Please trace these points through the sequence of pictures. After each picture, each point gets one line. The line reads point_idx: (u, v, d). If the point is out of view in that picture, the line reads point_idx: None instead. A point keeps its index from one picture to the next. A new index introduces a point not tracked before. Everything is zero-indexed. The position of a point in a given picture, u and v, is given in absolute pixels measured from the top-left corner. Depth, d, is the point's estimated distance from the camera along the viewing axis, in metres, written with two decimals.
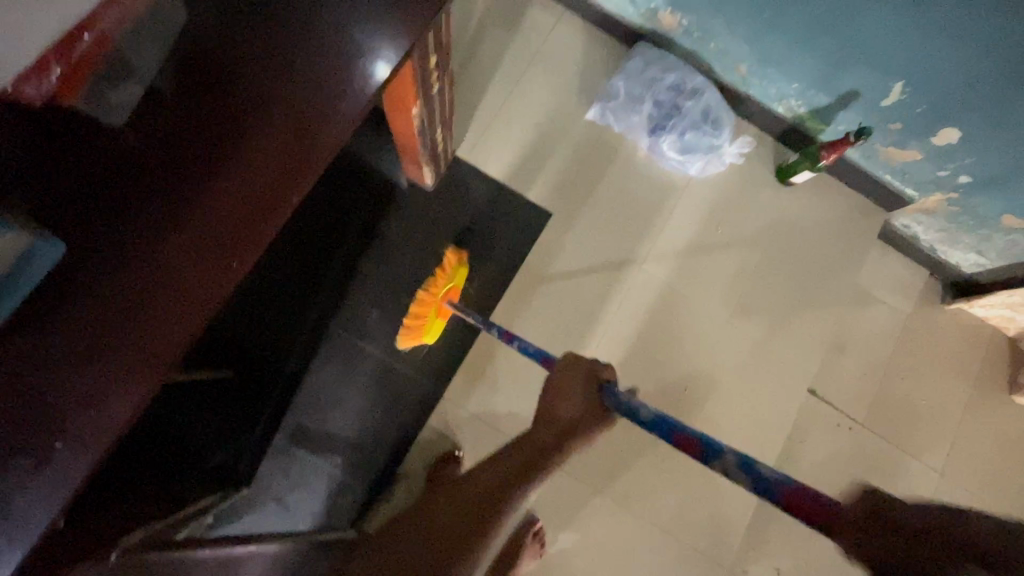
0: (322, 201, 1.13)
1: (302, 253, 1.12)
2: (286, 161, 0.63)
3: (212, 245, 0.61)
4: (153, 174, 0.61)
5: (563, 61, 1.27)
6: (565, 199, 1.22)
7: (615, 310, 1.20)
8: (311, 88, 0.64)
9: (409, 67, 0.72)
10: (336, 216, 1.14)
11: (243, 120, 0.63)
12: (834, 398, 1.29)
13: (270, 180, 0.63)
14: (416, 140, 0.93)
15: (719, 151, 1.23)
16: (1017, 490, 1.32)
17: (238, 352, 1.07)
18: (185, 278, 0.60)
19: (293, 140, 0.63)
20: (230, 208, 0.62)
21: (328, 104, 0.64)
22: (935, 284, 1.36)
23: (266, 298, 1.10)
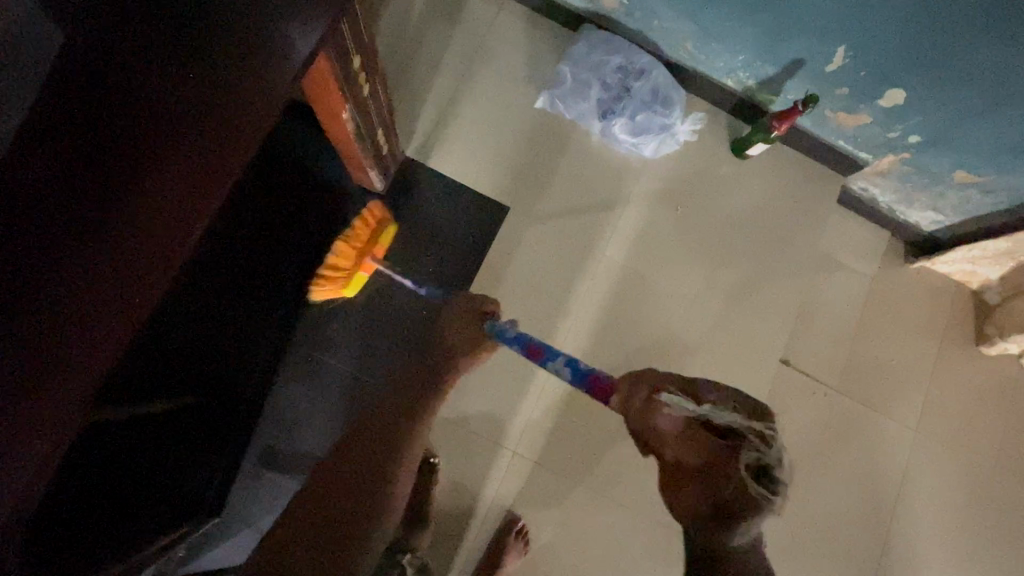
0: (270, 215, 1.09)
1: (244, 267, 1.07)
2: (215, 157, 0.60)
3: (146, 250, 0.56)
4: (40, 200, 0.52)
5: (507, 51, 1.24)
6: (521, 191, 1.20)
7: (581, 300, 1.19)
8: (232, 82, 0.60)
9: (325, 63, 0.69)
10: (277, 224, 1.08)
11: (159, 119, 0.57)
12: (806, 367, 1.29)
13: (201, 176, 0.59)
14: (354, 145, 0.90)
15: (671, 130, 1.23)
16: (991, 439, 1.35)
17: (194, 377, 1.03)
18: (120, 288, 0.55)
19: (219, 135, 0.60)
20: (158, 211, 0.57)
21: (254, 95, 0.61)
22: (898, 244, 1.37)
23: (214, 318, 1.05)
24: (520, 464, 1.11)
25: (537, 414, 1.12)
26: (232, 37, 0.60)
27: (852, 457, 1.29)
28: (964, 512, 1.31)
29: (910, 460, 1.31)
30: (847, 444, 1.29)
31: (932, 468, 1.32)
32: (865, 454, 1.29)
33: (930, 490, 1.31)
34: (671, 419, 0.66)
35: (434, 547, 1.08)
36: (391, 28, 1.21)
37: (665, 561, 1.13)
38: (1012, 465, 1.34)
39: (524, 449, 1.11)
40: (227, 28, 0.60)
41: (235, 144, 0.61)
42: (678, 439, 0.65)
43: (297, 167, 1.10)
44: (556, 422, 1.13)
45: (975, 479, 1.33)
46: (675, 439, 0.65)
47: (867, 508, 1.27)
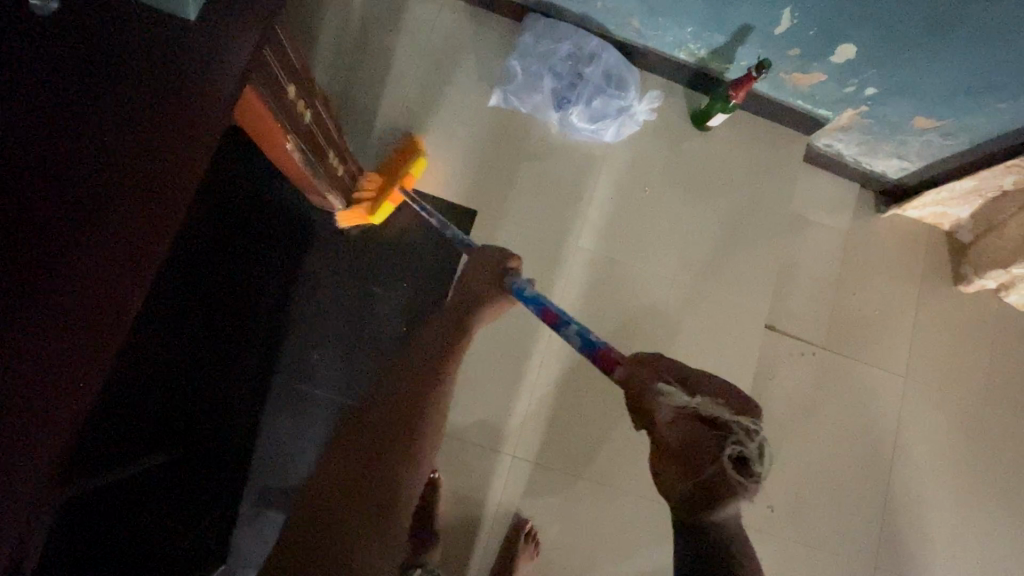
0: (233, 251, 1.06)
1: (212, 311, 1.05)
2: (153, 190, 0.50)
3: (92, 311, 0.46)
4: None
5: (454, 51, 1.21)
6: (487, 192, 1.18)
7: (561, 294, 1.18)
8: (160, 102, 0.51)
9: (255, 94, 0.65)
10: (242, 263, 1.07)
11: (80, 152, 0.47)
12: (791, 330, 1.31)
13: (143, 212, 0.49)
14: (306, 171, 0.88)
15: (630, 112, 1.21)
16: (979, 374, 1.37)
17: (178, 426, 1.01)
18: (66, 362, 0.45)
19: (154, 162, 0.50)
20: (100, 261, 0.47)
21: (193, 114, 0.52)
22: (867, 195, 1.38)
23: (190, 364, 1.03)
24: (521, 466, 1.10)
25: (531, 414, 1.12)
26: (163, 50, 0.53)
27: (847, 410, 1.30)
28: (960, 448, 1.34)
29: (903, 407, 1.33)
30: (842, 398, 1.31)
31: (925, 410, 1.34)
32: (860, 405, 1.31)
33: (925, 433, 1.33)
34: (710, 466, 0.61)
35: (446, 560, 1.08)
36: (331, 42, 1.18)
37: (675, 539, 1.14)
38: (1001, 396, 1.37)
39: (523, 452, 1.11)
40: (158, 44, 0.53)
41: (176, 172, 0.51)
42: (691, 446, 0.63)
43: (253, 200, 1.08)
44: (551, 419, 1.12)
45: (968, 415, 1.35)
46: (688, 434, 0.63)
47: (867, 458, 1.29)
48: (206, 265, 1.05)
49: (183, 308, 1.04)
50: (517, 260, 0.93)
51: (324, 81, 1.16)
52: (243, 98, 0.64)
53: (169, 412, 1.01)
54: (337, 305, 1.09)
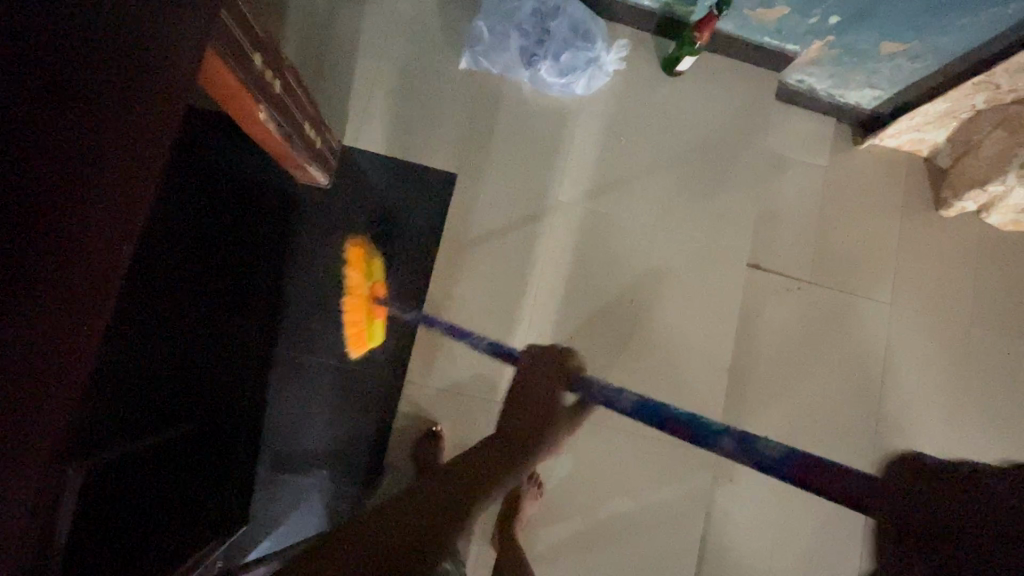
0: (216, 227, 1.09)
1: (203, 297, 1.07)
2: (136, 132, 0.54)
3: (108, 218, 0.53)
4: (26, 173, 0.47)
5: (421, 19, 1.22)
6: (465, 155, 1.20)
7: (547, 249, 1.21)
8: (122, 65, 0.53)
9: (220, 59, 0.67)
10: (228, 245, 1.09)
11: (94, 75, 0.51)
12: (775, 266, 1.34)
13: (127, 175, 0.54)
14: (283, 143, 0.90)
15: (599, 62, 1.22)
16: (964, 294, 1.40)
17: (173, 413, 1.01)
18: (74, 295, 0.51)
19: (122, 129, 0.53)
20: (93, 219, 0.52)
21: (157, 64, 0.55)
22: (843, 128, 1.39)
23: (189, 353, 1.05)
24: None
25: (525, 367, 1.16)
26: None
27: (835, 339, 1.34)
28: (949, 368, 1.37)
29: (891, 334, 1.36)
30: (829, 327, 1.34)
31: (913, 334, 1.37)
32: (848, 333, 1.34)
33: (914, 357, 1.36)
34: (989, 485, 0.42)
35: None
36: (301, 19, 1.19)
37: (671, 472, 1.19)
38: (986, 315, 1.40)
39: None
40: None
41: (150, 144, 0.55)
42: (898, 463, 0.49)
43: (236, 178, 1.10)
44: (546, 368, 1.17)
45: (955, 336, 1.38)
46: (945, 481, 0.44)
47: (857, 384, 1.33)
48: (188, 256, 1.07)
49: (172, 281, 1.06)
50: (574, 357, 0.90)
51: (296, 58, 1.18)
52: (205, 60, 0.65)
53: (164, 404, 1.01)
54: (332, 274, 1.14)
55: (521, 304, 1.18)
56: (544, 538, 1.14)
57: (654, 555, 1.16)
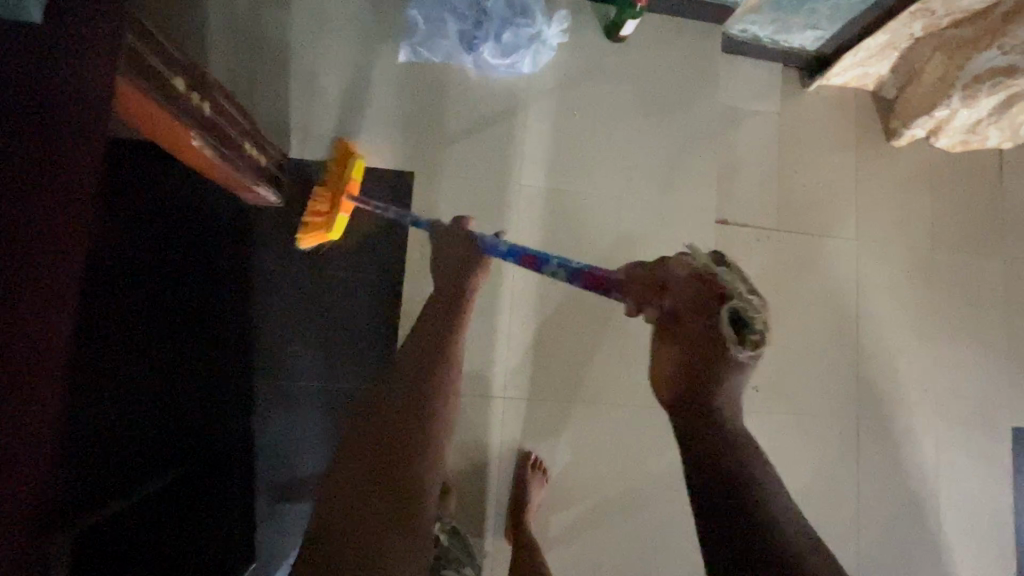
0: (175, 261, 1.04)
1: (169, 324, 1.03)
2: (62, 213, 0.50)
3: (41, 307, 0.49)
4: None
5: (352, 14, 1.16)
6: (418, 152, 1.16)
7: (515, 235, 1.19)
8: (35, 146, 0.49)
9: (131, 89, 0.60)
10: (187, 267, 1.04)
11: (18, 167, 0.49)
12: (742, 219, 1.34)
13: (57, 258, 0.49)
14: (226, 168, 0.85)
15: (542, 38, 1.15)
16: (922, 217, 1.45)
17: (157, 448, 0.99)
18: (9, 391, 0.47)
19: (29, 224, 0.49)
20: (37, 256, 0.49)
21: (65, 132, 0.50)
22: (790, 72, 1.40)
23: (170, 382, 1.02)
24: (513, 404, 1.16)
25: (512, 355, 1.17)
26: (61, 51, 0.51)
27: (807, 280, 1.37)
28: (916, 291, 1.42)
29: (860, 267, 1.40)
30: (800, 269, 1.36)
31: (880, 264, 1.41)
32: (819, 272, 1.37)
33: (883, 285, 1.41)
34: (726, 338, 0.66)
35: (460, 508, 1.13)
36: (223, 30, 1.12)
37: (671, 437, 1.21)
38: (945, 236, 1.45)
39: (512, 390, 1.16)
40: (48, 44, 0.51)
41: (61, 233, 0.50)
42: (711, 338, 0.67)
43: (184, 206, 1.04)
44: (532, 353, 1.18)
45: (918, 260, 1.43)
46: (680, 287, 0.69)
47: (832, 319, 1.37)
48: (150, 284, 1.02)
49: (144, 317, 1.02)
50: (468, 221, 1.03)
51: (225, 71, 1.11)
52: (117, 88, 0.59)
53: (153, 433, 1.00)
54: (299, 294, 1.10)
55: (498, 294, 1.17)
56: (556, 521, 1.15)
57: (664, 518, 1.19)
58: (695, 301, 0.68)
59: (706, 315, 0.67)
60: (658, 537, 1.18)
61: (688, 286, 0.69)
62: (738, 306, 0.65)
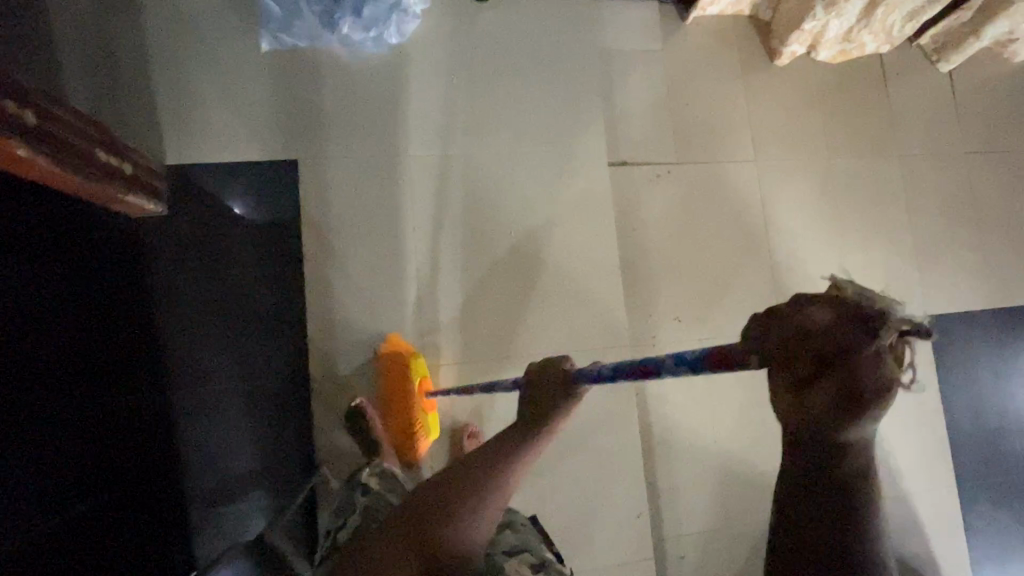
0: (81, 267, 1.01)
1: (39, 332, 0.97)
2: None
3: None
4: None
5: (209, 10, 1.14)
6: (299, 141, 1.15)
7: (413, 207, 1.19)
8: None
9: None
10: (69, 258, 1.01)
11: None
12: (640, 157, 1.36)
13: None
14: (80, 180, 0.82)
15: (403, 7, 1.12)
16: (818, 131, 1.49)
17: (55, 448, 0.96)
18: None
19: None
20: None
21: None
22: (667, 8, 1.42)
23: (77, 362, 1.00)
24: (438, 374, 1.17)
25: (429, 326, 1.18)
26: None
27: (713, 208, 1.40)
28: (821, 202, 1.46)
29: (763, 187, 1.44)
30: (705, 198, 1.40)
31: (782, 182, 1.45)
32: (724, 200, 1.41)
33: (788, 202, 1.45)
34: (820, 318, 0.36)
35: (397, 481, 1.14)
36: None
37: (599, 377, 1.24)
38: (841, 145, 1.50)
39: (435, 361, 1.17)
40: None
41: None
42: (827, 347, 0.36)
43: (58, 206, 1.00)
44: (449, 321, 1.19)
45: (818, 172, 1.47)
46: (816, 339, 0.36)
47: (743, 242, 1.40)
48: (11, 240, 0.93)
49: (68, 314, 1.00)
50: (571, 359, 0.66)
51: None
52: None
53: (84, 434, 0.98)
54: (201, 297, 1.08)
55: (406, 269, 1.17)
56: None
57: (602, 456, 1.23)
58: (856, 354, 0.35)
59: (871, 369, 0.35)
60: (599, 476, 1.22)
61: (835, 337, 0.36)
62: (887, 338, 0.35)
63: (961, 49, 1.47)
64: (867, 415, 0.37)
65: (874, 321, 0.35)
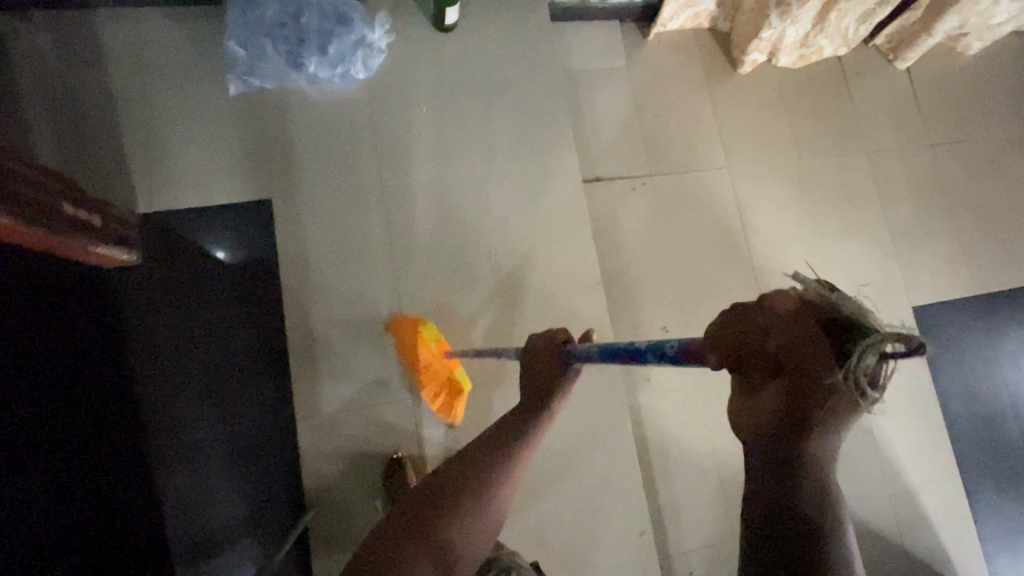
0: (53, 310, 0.99)
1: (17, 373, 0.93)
2: None
3: None
4: None
5: (175, 59, 1.16)
6: (272, 181, 1.15)
7: (390, 238, 1.19)
8: None
9: None
10: (42, 300, 0.98)
11: None
12: (614, 172, 1.38)
13: None
14: (41, 235, 0.79)
15: (367, 42, 1.18)
16: (786, 134, 1.52)
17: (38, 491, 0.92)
18: None
19: None
20: None
21: None
22: (628, 26, 1.46)
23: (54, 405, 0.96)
24: (427, 406, 1.14)
25: (414, 357, 1.16)
26: None
27: (690, 217, 1.41)
28: (795, 203, 1.48)
29: (737, 193, 1.45)
30: (681, 207, 1.41)
31: (756, 186, 1.47)
32: (700, 208, 1.42)
33: (764, 206, 1.46)
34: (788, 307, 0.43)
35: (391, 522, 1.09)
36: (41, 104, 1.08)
37: (591, 395, 1.22)
38: (810, 146, 1.52)
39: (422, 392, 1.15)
40: None
41: None
42: (803, 343, 0.42)
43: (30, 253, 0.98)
44: (434, 350, 1.17)
45: (790, 174, 1.50)
46: (784, 330, 0.43)
47: (722, 248, 1.41)
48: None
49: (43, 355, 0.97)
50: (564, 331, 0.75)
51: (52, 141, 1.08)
52: None
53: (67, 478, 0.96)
54: (179, 344, 1.07)
55: (386, 300, 1.16)
56: None
57: (601, 478, 1.20)
58: (818, 351, 0.42)
59: (827, 366, 0.42)
60: (599, 497, 1.19)
61: (801, 327, 0.42)
62: (852, 346, 0.42)
63: (914, 47, 1.52)
64: (825, 407, 0.44)
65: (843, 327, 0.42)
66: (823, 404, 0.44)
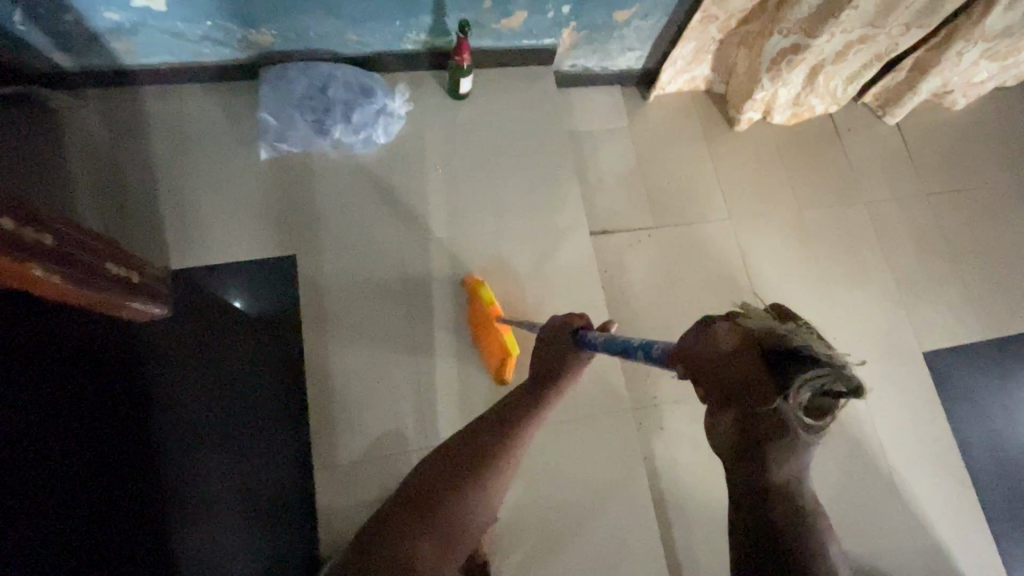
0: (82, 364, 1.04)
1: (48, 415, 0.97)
2: None
3: None
4: None
5: (211, 127, 1.26)
6: (295, 236, 1.22)
7: (407, 290, 1.24)
8: None
9: None
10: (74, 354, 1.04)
11: None
12: (619, 225, 1.44)
13: None
14: (77, 290, 0.83)
15: (386, 111, 1.32)
16: (784, 187, 1.58)
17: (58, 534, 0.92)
18: None
19: None
20: None
21: None
22: (629, 90, 1.56)
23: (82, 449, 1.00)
24: None
25: (429, 405, 1.17)
26: None
27: (696, 266, 1.45)
28: (797, 252, 1.53)
29: (740, 242, 1.50)
30: (686, 256, 1.46)
31: (758, 236, 1.52)
32: (705, 257, 1.47)
33: (767, 254, 1.51)
34: (731, 340, 0.54)
35: None
36: (88, 172, 1.18)
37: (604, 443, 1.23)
38: (808, 197, 1.58)
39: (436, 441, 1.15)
40: None
41: None
42: (740, 369, 0.53)
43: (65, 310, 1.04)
44: (449, 398, 1.18)
45: (791, 224, 1.55)
46: (728, 361, 0.54)
47: (729, 296, 1.44)
48: (25, 338, 0.96)
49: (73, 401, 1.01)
50: (583, 318, 0.85)
51: (95, 206, 1.16)
52: None
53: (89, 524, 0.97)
54: (201, 395, 1.15)
55: (402, 350, 1.19)
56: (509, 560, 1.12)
57: (616, 529, 1.18)
58: (754, 382, 0.52)
59: (760, 391, 0.52)
60: (615, 550, 1.16)
61: (740, 359, 0.53)
62: (786, 372, 0.51)
63: (901, 103, 1.60)
64: (767, 425, 0.53)
65: (784, 358, 0.51)
66: (770, 426, 0.54)
